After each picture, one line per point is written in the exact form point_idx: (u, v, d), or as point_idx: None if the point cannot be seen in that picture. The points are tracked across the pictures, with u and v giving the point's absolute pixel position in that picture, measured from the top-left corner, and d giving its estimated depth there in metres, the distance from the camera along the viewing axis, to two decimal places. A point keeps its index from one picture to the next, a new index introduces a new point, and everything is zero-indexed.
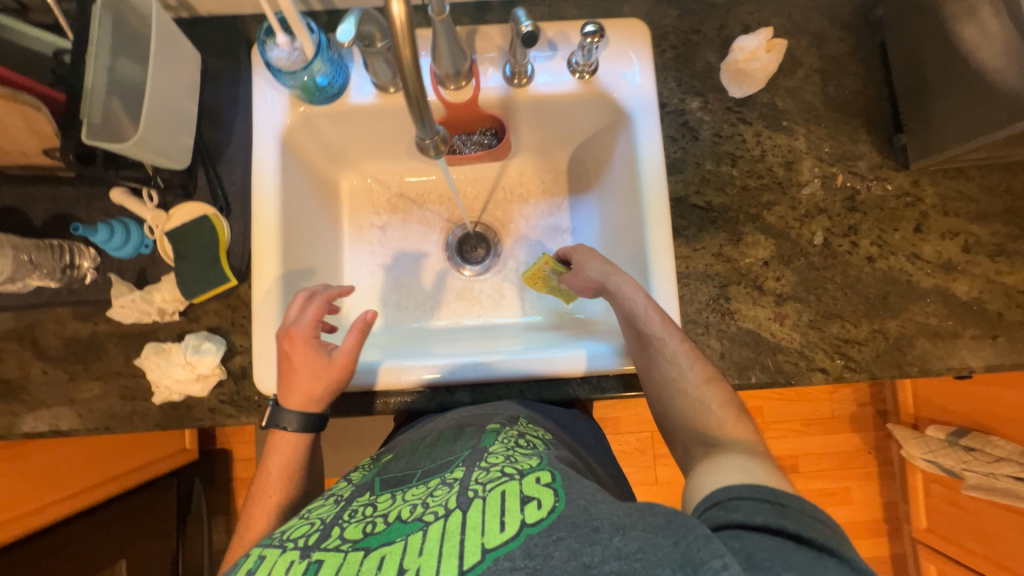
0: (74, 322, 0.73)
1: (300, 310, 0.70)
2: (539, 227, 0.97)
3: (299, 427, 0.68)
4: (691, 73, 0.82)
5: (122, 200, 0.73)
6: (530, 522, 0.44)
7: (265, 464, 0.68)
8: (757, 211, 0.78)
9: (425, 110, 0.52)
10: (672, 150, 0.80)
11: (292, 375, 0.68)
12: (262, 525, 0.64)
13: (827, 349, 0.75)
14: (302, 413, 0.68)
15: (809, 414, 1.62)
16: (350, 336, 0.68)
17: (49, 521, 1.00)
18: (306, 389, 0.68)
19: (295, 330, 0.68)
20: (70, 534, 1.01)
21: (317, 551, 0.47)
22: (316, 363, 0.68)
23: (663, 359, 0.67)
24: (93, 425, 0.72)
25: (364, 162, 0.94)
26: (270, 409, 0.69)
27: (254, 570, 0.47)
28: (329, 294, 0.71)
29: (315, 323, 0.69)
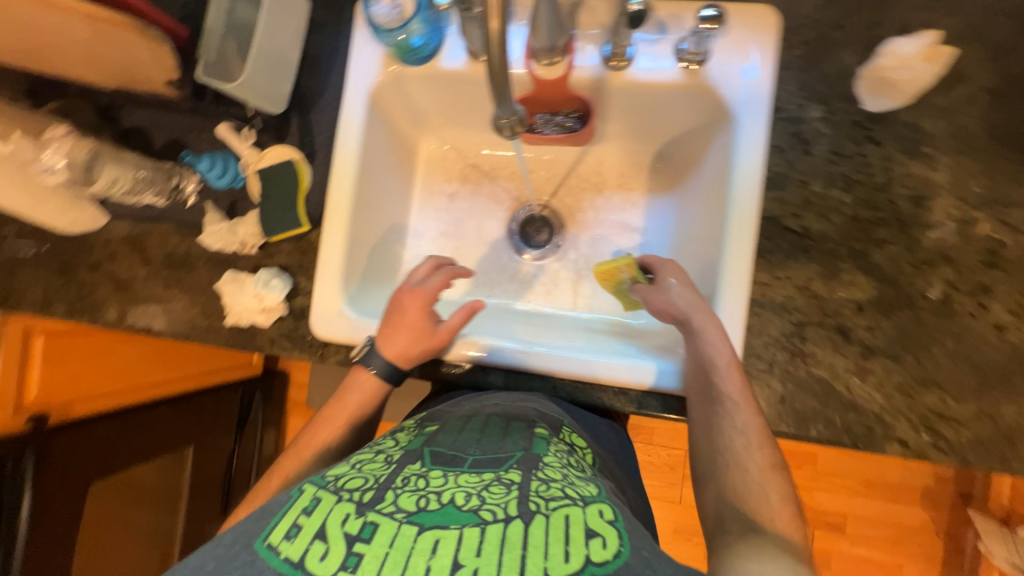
0: (174, 239, 0.83)
1: (426, 275, 0.76)
2: (608, 222, 0.92)
3: (381, 373, 0.72)
4: (819, 76, 0.71)
5: (224, 135, 0.79)
6: (596, 561, 0.41)
7: (342, 395, 0.73)
8: (864, 247, 0.67)
9: (504, 85, 0.50)
10: (775, 162, 0.71)
11: (396, 327, 0.72)
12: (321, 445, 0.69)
13: (914, 420, 0.65)
14: (389, 364, 0.72)
15: (872, 475, 1.45)
16: (455, 316, 0.73)
17: (142, 401, 1.19)
18: (403, 346, 0.72)
19: (419, 289, 0.73)
20: (151, 417, 1.18)
21: (371, 512, 0.45)
22: (420, 327, 0.72)
23: (727, 424, 0.62)
24: (177, 331, 0.82)
25: (445, 128, 0.94)
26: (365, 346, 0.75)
27: (309, 510, 0.47)
28: (455, 272, 0.76)
29: (435, 292, 0.73)
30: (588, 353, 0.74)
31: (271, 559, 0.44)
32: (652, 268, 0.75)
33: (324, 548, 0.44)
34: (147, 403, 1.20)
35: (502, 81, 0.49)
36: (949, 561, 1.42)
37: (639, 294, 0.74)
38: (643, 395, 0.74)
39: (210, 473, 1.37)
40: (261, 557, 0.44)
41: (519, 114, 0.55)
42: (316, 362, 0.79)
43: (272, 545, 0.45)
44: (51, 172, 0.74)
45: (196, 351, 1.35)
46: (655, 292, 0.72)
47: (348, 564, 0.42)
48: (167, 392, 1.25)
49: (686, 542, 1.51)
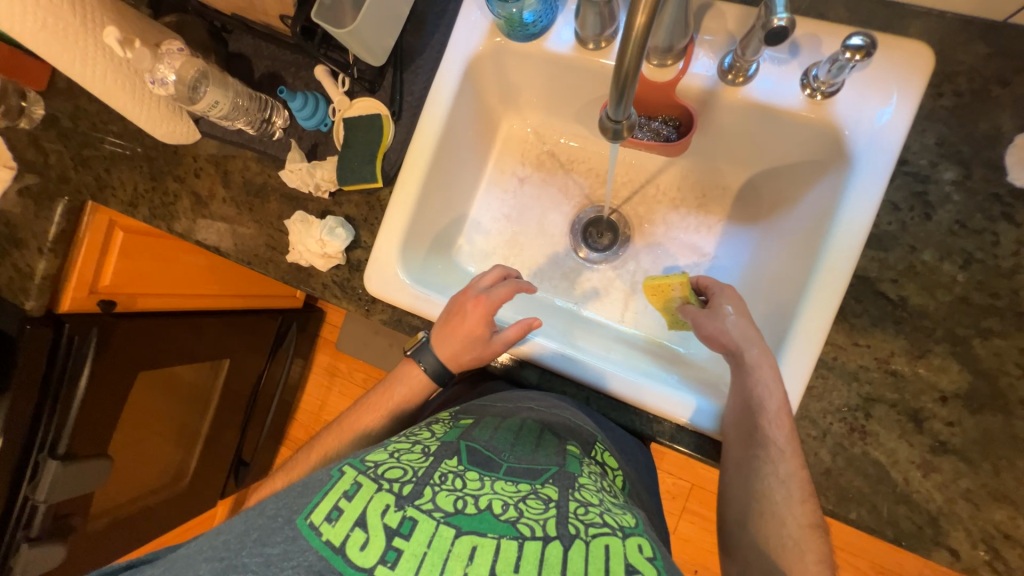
0: (255, 169, 0.86)
1: (493, 284, 0.73)
2: (677, 240, 0.87)
3: (431, 371, 0.74)
4: (964, 134, 0.62)
5: (321, 79, 0.79)
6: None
7: (390, 384, 0.76)
8: (966, 334, 0.60)
9: (628, 90, 0.47)
10: (886, 220, 0.64)
11: (453, 331, 0.71)
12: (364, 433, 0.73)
13: (973, 533, 0.59)
14: (441, 363, 0.73)
15: (888, 562, 1.36)
16: (512, 329, 0.70)
17: (196, 306, 1.31)
18: (454, 352, 0.72)
19: (483, 298, 0.71)
20: (195, 325, 1.25)
21: (411, 508, 0.48)
22: (476, 336, 0.71)
23: (769, 470, 0.60)
24: (241, 256, 0.86)
25: (531, 109, 0.91)
26: (419, 340, 0.75)
27: (351, 494, 0.50)
28: (520, 286, 0.73)
29: (500, 303, 0.71)
30: (627, 371, 0.71)
31: (313, 539, 0.47)
32: (707, 290, 0.71)
33: (365, 537, 0.46)
34: (200, 310, 1.31)
35: (630, 84, 0.45)
36: None
37: (689, 317, 0.70)
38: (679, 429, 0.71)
39: (240, 390, 1.46)
40: (303, 535, 0.47)
41: (630, 119, 0.52)
42: (361, 315, 0.82)
43: (314, 525, 0.48)
44: (161, 85, 0.73)
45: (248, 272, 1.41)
46: (708, 316, 0.68)
47: (387, 557, 0.45)
48: (210, 305, 1.34)
49: None
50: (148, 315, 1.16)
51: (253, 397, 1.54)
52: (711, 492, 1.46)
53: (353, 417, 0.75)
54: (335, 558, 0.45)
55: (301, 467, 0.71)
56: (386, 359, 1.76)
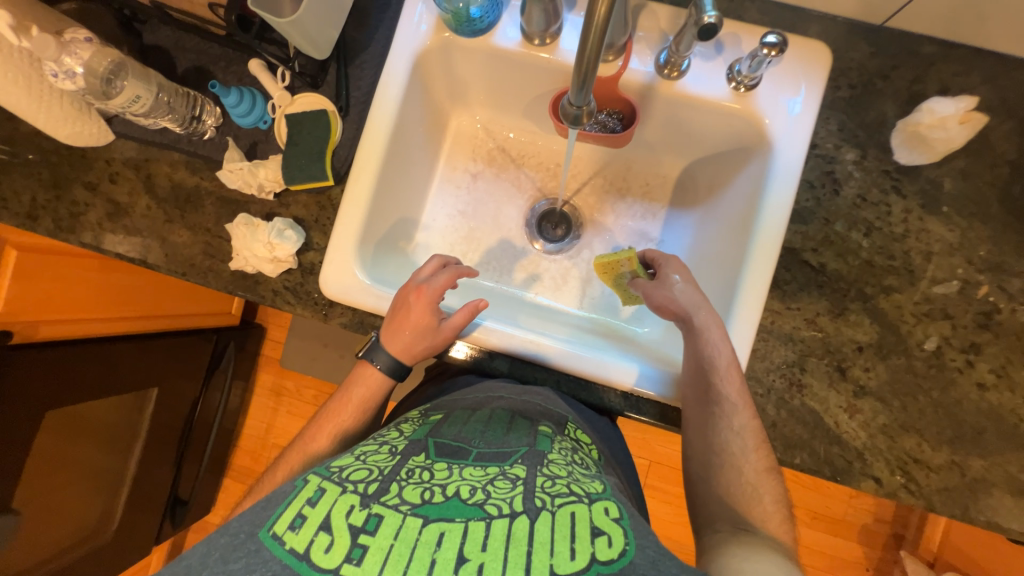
0: (184, 172, 0.79)
1: (433, 274, 0.73)
2: (625, 227, 0.92)
3: (386, 368, 0.72)
4: (859, 121, 0.73)
5: (257, 72, 0.75)
6: (600, 559, 0.43)
7: (348, 388, 0.73)
8: (873, 291, 0.70)
9: (590, 79, 0.51)
10: (804, 198, 0.72)
11: (401, 324, 0.71)
12: (327, 441, 0.69)
13: (891, 461, 0.68)
14: (395, 358, 0.72)
15: (820, 509, 1.52)
16: (460, 313, 0.71)
17: (121, 330, 1.18)
18: (406, 343, 0.71)
19: (425, 287, 0.71)
20: (116, 353, 1.11)
21: (377, 504, 0.47)
22: (425, 325, 0.70)
23: (724, 424, 0.66)
24: (173, 267, 0.78)
25: (479, 105, 0.92)
26: (370, 341, 0.74)
27: (314, 501, 0.48)
28: (460, 271, 0.73)
29: (442, 290, 0.71)
30: (581, 347, 0.75)
31: (276, 549, 0.45)
32: (655, 263, 0.77)
33: (330, 540, 0.45)
34: (126, 334, 1.18)
35: (592, 74, 0.49)
36: None
37: (640, 289, 0.76)
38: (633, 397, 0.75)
39: (171, 420, 1.31)
40: (266, 546, 0.45)
41: (590, 106, 0.57)
42: (319, 321, 0.78)
43: (276, 535, 0.46)
44: (68, 77, 0.65)
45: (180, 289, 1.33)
46: (658, 287, 0.73)
47: (353, 555, 0.44)
48: (140, 329, 1.22)
49: None
50: (64, 345, 1.01)
51: (187, 428, 1.39)
52: (668, 467, 1.55)
53: (311, 436, 0.70)
54: (299, 564, 0.43)
55: (262, 487, 0.66)
56: (337, 372, 1.68)
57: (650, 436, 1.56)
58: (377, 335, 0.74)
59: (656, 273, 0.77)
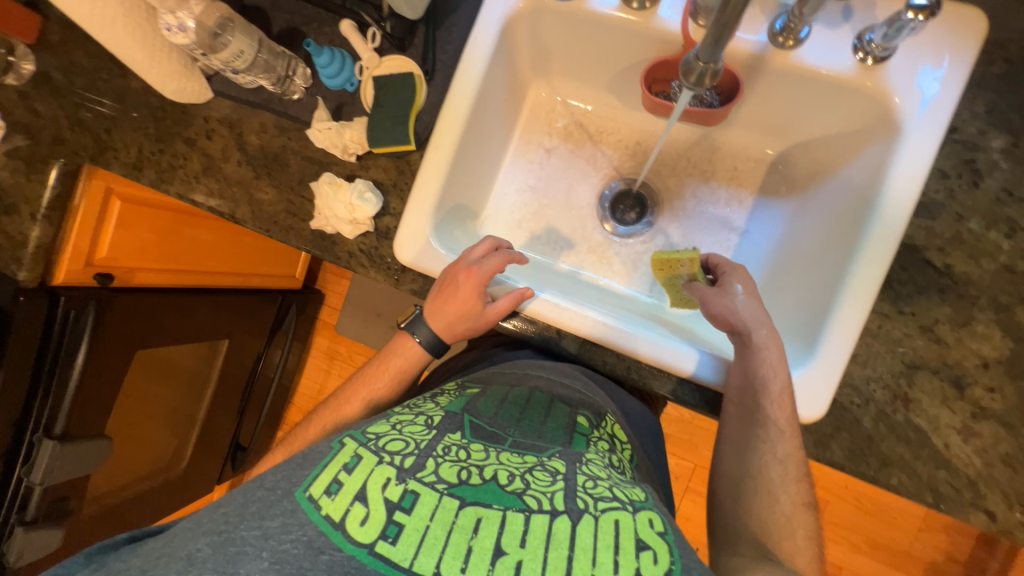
0: (273, 131, 0.81)
1: (485, 255, 0.70)
2: (707, 214, 0.86)
3: (426, 344, 0.72)
4: (1013, 102, 0.63)
5: (348, 34, 0.76)
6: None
7: (385, 357, 0.73)
8: (1009, 301, 0.61)
9: (726, 35, 0.48)
10: (934, 188, 0.64)
11: (445, 300, 0.69)
12: (359, 404, 0.70)
13: (1009, 495, 0.60)
14: (435, 335, 0.71)
15: (882, 537, 1.40)
16: (505, 299, 0.68)
17: (202, 283, 1.26)
18: (449, 321, 0.70)
19: (476, 268, 0.68)
20: (189, 304, 1.17)
21: (413, 481, 0.44)
22: (470, 308, 0.69)
23: (765, 450, 0.63)
24: (258, 224, 0.81)
25: (560, 76, 0.89)
26: (413, 313, 0.73)
27: (351, 469, 0.46)
28: (512, 256, 0.71)
29: (492, 273, 0.68)
30: (638, 328, 0.70)
31: (312, 513, 0.43)
32: (717, 269, 0.71)
33: (366, 512, 0.43)
34: (205, 288, 1.26)
35: (731, 26, 0.46)
36: None
37: (696, 294, 0.69)
38: (678, 382, 0.70)
39: (237, 370, 1.39)
40: (302, 509, 0.43)
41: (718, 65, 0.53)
42: (390, 285, 0.79)
43: (312, 498, 0.44)
44: (181, 31, 0.67)
45: (252, 249, 1.37)
46: (717, 295, 0.67)
47: (388, 533, 0.42)
48: (216, 283, 1.30)
49: None
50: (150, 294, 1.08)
51: (251, 380, 1.47)
52: None
53: (344, 399, 0.71)
54: (333, 533, 0.42)
55: (296, 442, 0.68)
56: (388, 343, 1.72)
57: (696, 438, 1.49)
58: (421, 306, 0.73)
59: (717, 280, 0.71)
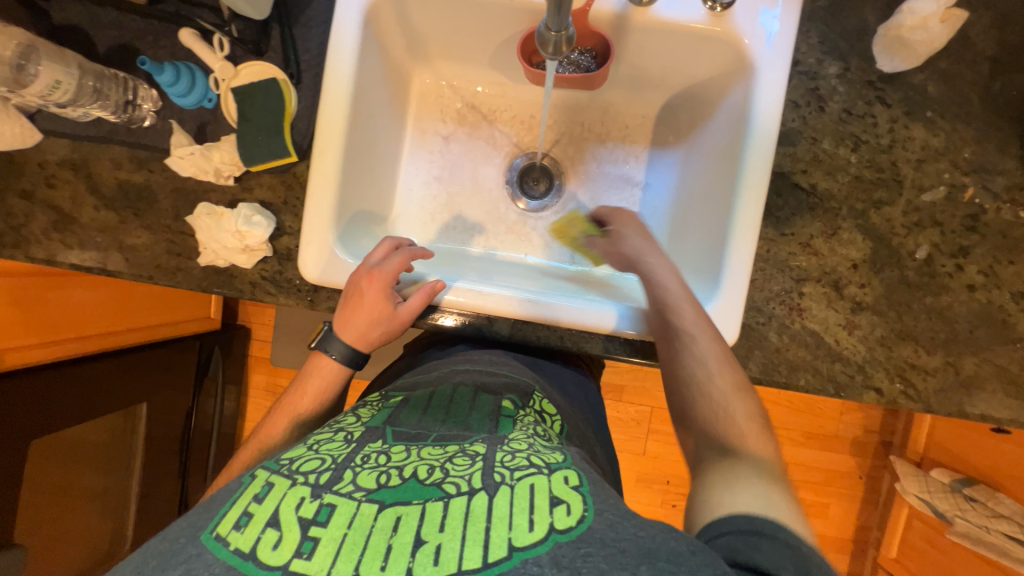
0: (129, 165, 0.72)
1: (385, 257, 0.69)
2: (609, 174, 0.89)
3: (342, 359, 0.68)
4: (840, 31, 0.70)
5: (191, 43, 0.68)
6: (559, 529, 0.41)
7: (304, 378, 0.69)
8: (864, 207, 0.70)
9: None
10: (790, 118, 0.71)
11: (355, 310, 0.68)
12: (279, 433, 0.64)
13: (890, 370, 0.70)
14: (351, 348, 0.68)
15: (814, 428, 1.59)
16: (416, 296, 0.68)
17: (101, 348, 1.11)
18: (361, 329, 0.68)
19: (377, 272, 0.68)
20: (94, 373, 1.04)
21: (329, 494, 0.43)
22: (380, 312, 0.68)
23: (687, 355, 0.61)
24: (138, 272, 0.72)
25: (441, 60, 0.86)
26: (322, 331, 0.70)
27: (262, 498, 0.44)
28: (414, 252, 0.71)
29: (396, 274, 0.68)
30: (555, 297, 0.72)
31: (219, 551, 0.40)
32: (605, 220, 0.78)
33: (278, 536, 0.41)
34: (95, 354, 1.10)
35: None
36: (865, 500, 1.62)
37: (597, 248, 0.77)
38: (608, 339, 0.73)
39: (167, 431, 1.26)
40: (208, 549, 0.41)
41: (568, 30, 0.53)
42: (306, 308, 0.74)
43: (220, 537, 0.41)
44: None
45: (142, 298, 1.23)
46: (607, 245, 0.75)
47: (304, 550, 0.40)
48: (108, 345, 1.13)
49: (648, 489, 1.62)
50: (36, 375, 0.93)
51: (186, 437, 1.32)
52: None
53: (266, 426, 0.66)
54: (243, 564, 0.39)
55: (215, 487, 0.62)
56: None
57: (649, 382, 1.58)
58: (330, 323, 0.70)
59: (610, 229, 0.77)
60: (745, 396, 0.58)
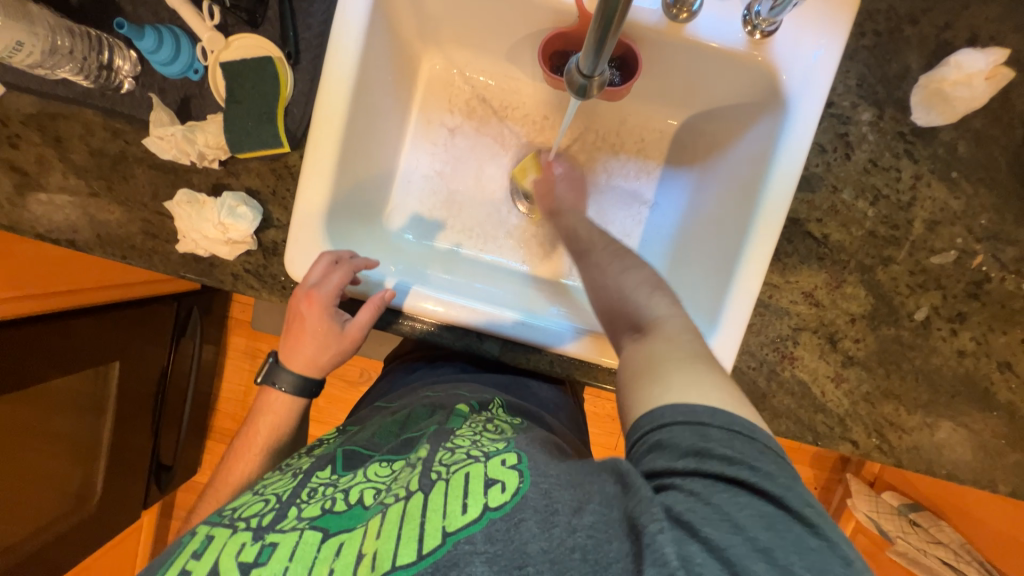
0: (103, 133, 0.66)
1: (324, 275, 0.64)
2: (618, 188, 0.84)
3: (292, 389, 0.68)
4: (880, 75, 0.67)
5: (177, 5, 0.63)
6: (493, 506, 0.40)
7: (254, 420, 0.68)
8: (872, 263, 0.69)
9: (607, 44, 0.43)
10: (813, 162, 0.68)
11: (301, 336, 0.67)
12: (238, 481, 0.64)
13: (869, 425, 0.71)
14: (300, 376, 0.68)
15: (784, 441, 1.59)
16: (363, 312, 0.66)
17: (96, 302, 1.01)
18: (309, 355, 0.67)
19: (314, 293, 0.63)
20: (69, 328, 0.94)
21: (270, 534, 0.45)
22: (326, 332, 0.66)
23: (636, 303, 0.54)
24: (109, 251, 0.67)
25: (455, 46, 0.80)
26: (268, 364, 0.69)
27: (201, 551, 0.46)
28: (356, 266, 0.66)
29: (337, 293, 0.64)
30: (535, 318, 0.70)
31: None
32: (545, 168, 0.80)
33: None
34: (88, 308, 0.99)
35: (609, 37, 0.42)
36: None
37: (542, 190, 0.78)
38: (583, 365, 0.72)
39: None
40: None
41: (602, 73, 0.49)
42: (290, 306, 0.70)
43: None
44: None
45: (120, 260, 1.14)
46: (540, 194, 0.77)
47: None
48: (88, 301, 0.99)
49: None
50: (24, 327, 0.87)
51: (160, 394, 1.24)
52: None
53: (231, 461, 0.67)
54: None
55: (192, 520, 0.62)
56: None
57: None
58: (275, 355, 0.69)
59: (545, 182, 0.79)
60: (660, 289, 0.55)
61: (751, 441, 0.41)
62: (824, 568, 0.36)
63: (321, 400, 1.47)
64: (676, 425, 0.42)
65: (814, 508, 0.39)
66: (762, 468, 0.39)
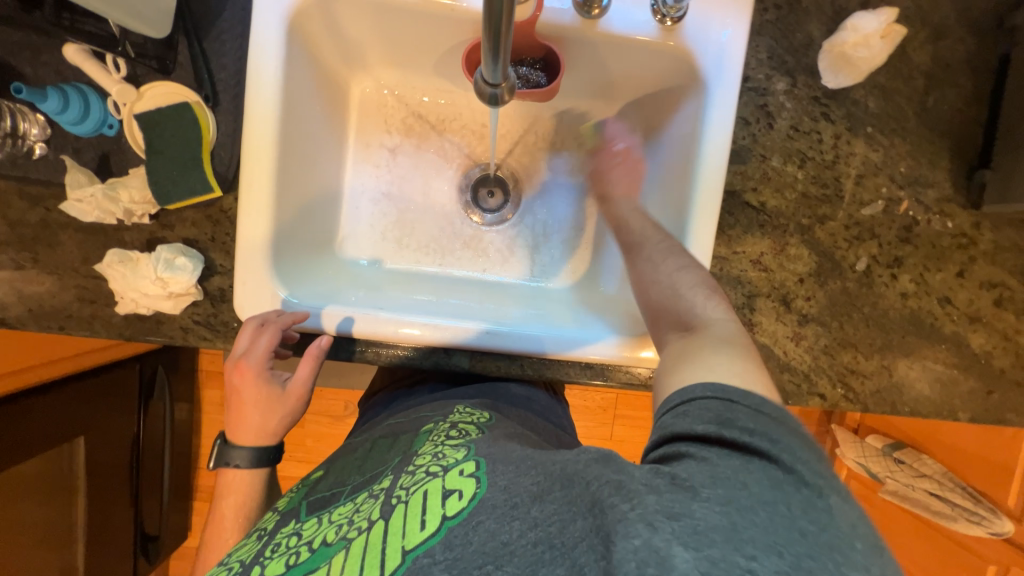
0: (20, 202, 0.63)
1: (251, 340, 0.62)
2: (566, 185, 0.85)
3: (249, 462, 0.65)
4: (787, 45, 0.70)
5: (78, 60, 0.61)
6: (449, 515, 0.42)
7: (218, 505, 0.65)
8: (809, 222, 0.72)
9: (503, 46, 0.43)
10: (740, 135, 0.71)
11: (241, 408, 0.65)
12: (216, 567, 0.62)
13: (832, 376, 0.74)
14: (253, 448, 0.65)
15: None
16: (302, 365, 0.65)
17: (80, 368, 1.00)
18: (257, 425, 0.65)
19: (244, 361, 0.62)
20: (27, 410, 0.90)
21: None
22: (267, 397, 0.64)
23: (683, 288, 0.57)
24: (45, 323, 0.64)
25: (382, 66, 0.80)
26: (218, 447, 0.66)
27: None
28: (284, 323, 0.63)
29: (267, 355, 0.62)
30: (502, 326, 0.69)
31: None
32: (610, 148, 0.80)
33: None
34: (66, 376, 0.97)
35: (504, 40, 0.42)
36: None
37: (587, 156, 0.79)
38: (545, 363, 0.72)
39: None
40: None
41: (508, 79, 0.49)
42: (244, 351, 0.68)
43: None
44: None
45: None
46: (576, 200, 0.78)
47: None
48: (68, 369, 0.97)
49: None
50: None
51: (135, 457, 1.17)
52: (634, 394, 1.60)
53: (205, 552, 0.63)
54: None
55: None
56: None
57: None
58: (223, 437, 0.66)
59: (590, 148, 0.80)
60: (716, 295, 0.55)
61: (780, 423, 0.40)
62: (832, 532, 0.34)
63: (308, 439, 1.43)
64: (709, 392, 0.43)
65: (827, 476, 0.37)
66: (780, 441, 0.39)
